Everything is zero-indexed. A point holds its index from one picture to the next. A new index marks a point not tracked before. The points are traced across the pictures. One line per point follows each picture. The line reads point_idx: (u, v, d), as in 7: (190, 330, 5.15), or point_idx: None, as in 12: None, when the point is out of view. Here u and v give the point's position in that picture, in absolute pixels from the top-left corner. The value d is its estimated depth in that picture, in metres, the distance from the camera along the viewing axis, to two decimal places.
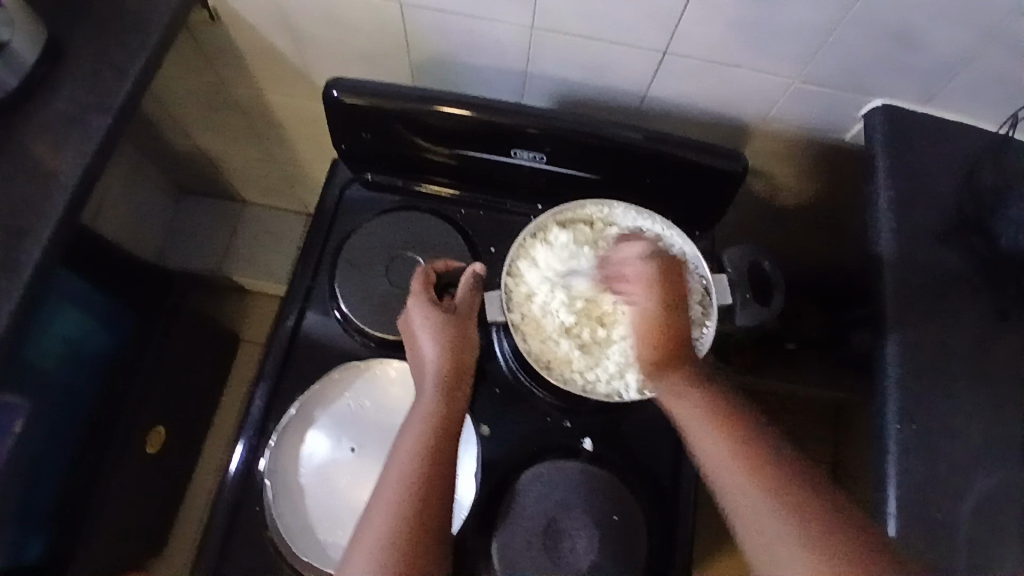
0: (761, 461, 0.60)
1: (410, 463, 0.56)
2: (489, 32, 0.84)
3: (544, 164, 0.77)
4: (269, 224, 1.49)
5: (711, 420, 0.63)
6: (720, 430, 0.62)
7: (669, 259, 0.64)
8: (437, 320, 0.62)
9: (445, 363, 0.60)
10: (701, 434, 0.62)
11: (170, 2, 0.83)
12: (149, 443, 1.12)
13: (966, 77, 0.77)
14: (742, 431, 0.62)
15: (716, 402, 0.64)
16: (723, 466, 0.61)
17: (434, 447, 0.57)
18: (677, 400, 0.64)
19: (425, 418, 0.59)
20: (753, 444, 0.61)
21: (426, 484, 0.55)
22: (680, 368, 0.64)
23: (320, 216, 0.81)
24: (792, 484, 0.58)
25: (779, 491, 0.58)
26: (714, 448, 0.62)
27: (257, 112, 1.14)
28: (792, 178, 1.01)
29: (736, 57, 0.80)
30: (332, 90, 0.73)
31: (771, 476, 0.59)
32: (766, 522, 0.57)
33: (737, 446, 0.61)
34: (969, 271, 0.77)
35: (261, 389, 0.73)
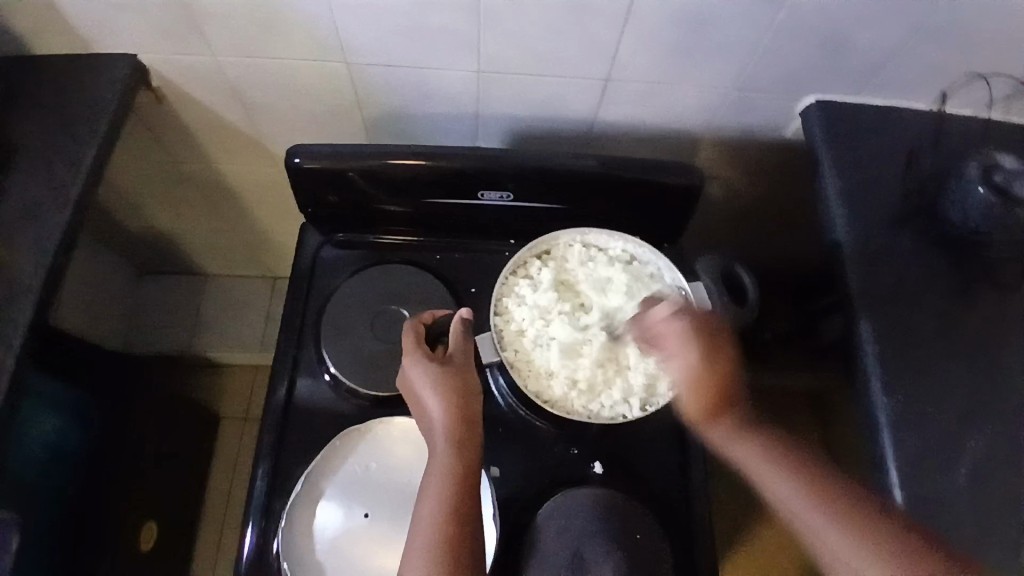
0: (804, 473, 0.62)
1: (433, 530, 0.55)
2: (439, 81, 0.87)
3: (512, 202, 0.79)
4: (234, 295, 1.45)
5: (753, 442, 0.64)
6: (764, 451, 0.64)
7: (704, 316, 0.64)
8: (437, 375, 0.61)
9: (451, 417, 0.60)
10: (768, 472, 0.63)
11: (116, 90, 0.83)
12: (141, 540, 1.08)
13: (889, 66, 0.82)
14: (783, 447, 0.64)
15: (768, 429, 0.65)
16: (778, 483, 0.62)
17: (455, 508, 0.56)
18: (726, 442, 0.65)
19: (442, 477, 0.57)
20: (797, 459, 0.63)
21: (454, 550, 0.54)
22: (730, 411, 0.65)
23: (297, 283, 0.81)
24: (833, 488, 0.61)
25: (828, 497, 0.60)
26: (763, 466, 0.63)
27: (214, 185, 1.13)
28: (744, 180, 1.05)
29: (676, 76, 0.84)
30: (294, 157, 0.74)
31: (815, 482, 0.61)
32: (823, 531, 0.59)
33: (785, 464, 0.63)
34: (924, 245, 0.81)
35: (262, 467, 0.71)
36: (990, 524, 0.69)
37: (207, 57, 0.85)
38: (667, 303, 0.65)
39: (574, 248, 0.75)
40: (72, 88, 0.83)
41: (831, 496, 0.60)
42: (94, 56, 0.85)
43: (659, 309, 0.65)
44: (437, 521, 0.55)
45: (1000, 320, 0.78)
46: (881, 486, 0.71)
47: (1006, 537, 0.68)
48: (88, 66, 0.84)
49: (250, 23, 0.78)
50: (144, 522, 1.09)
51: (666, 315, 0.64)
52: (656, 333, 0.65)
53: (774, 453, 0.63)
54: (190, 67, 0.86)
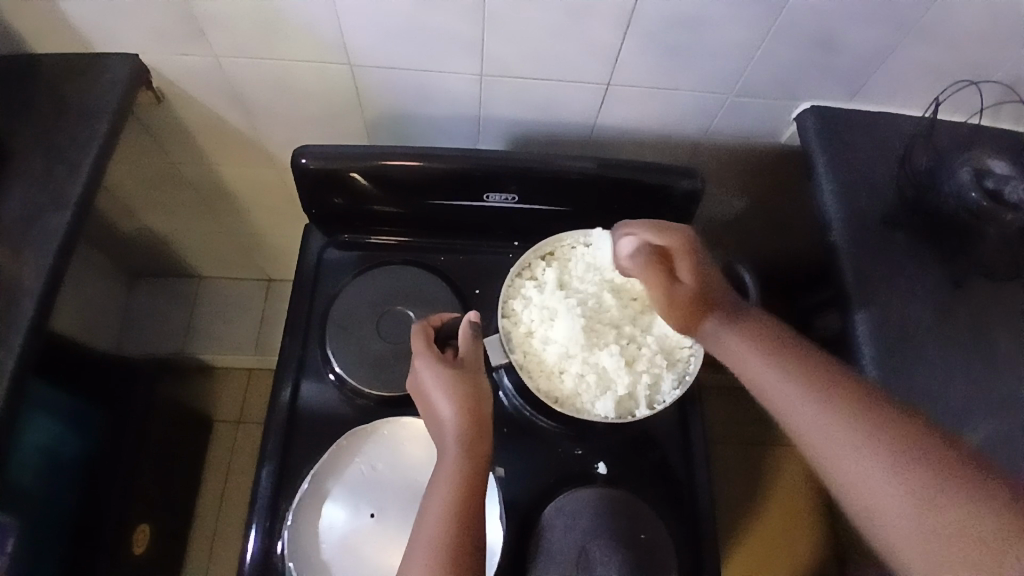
0: (823, 378, 0.58)
1: (440, 526, 0.55)
2: (442, 83, 0.87)
3: (516, 204, 0.80)
4: (229, 296, 1.47)
5: (767, 358, 0.61)
6: (794, 375, 0.59)
7: (664, 234, 0.69)
8: (449, 377, 0.62)
9: (463, 418, 0.60)
10: (763, 368, 0.61)
11: (117, 90, 0.83)
12: (134, 542, 1.08)
13: (882, 73, 0.84)
14: (804, 361, 0.60)
15: (790, 348, 0.62)
16: (787, 399, 0.58)
17: (463, 506, 0.56)
18: (722, 339, 0.65)
19: (452, 475, 0.57)
20: (819, 374, 0.58)
21: (460, 546, 0.54)
22: (716, 311, 0.66)
23: (301, 284, 0.81)
24: (853, 396, 0.56)
25: (847, 404, 0.55)
26: (774, 378, 0.60)
27: (211, 186, 1.13)
28: (740, 183, 1.07)
29: (676, 80, 0.86)
30: (300, 158, 0.74)
31: (832, 392, 0.56)
32: (832, 449, 0.54)
33: (804, 378, 0.58)
34: (918, 246, 0.83)
35: (266, 469, 0.71)
36: None
37: (208, 57, 0.84)
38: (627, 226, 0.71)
39: (580, 250, 0.76)
40: (73, 89, 0.82)
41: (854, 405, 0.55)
42: (94, 56, 0.84)
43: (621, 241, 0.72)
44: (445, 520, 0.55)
45: (992, 318, 0.80)
46: None
47: None
48: (89, 66, 0.84)
49: (252, 23, 0.78)
50: (137, 524, 1.09)
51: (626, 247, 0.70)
52: (627, 270, 0.71)
53: (796, 371, 0.59)
54: (191, 67, 0.86)
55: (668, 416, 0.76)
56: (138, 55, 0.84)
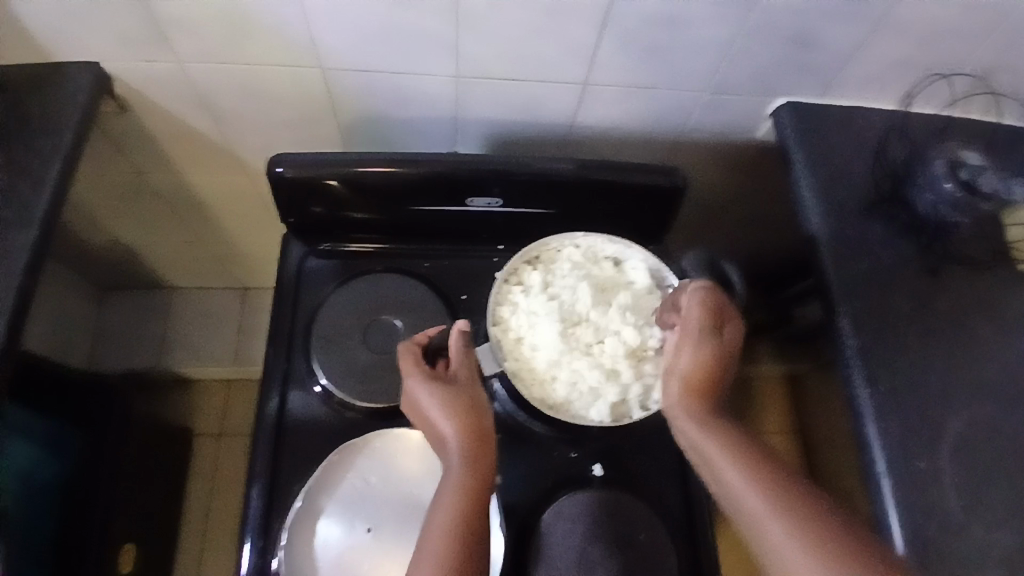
0: (775, 493, 0.55)
1: (443, 547, 0.53)
2: (418, 86, 0.86)
3: (500, 208, 0.79)
4: (203, 306, 1.41)
5: (739, 460, 0.58)
6: (732, 453, 0.58)
7: (724, 302, 0.64)
8: (443, 395, 0.60)
9: (461, 434, 0.58)
10: (708, 442, 0.60)
11: (80, 100, 0.79)
12: (119, 563, 1.05)
13: (855, 67, 0.85)
14: (772, 471, 0.57)
15: (761, 451, 0.59)
16: (754, 506, 0.55)
17: (466, 524, 0.55)
18: (695, 434, 0.61)
19: (454, 492, 0.56)
20: (790, 495, 0.55)
21: (464, 566, 0.53)
22: (712, 400, 0.62)
23: (281, 295, 0.79)
24: (822, 524, 0.53)
25: (818, 534, 0.53)
26: (746, 492, 0.56)
27: (183, 197, 1.09)
28: (718, 178, 1.07)
29: (653, 78, 0.86)
30: (277, 166, 0.72)
31: (805, 520, 0.54)
32: (792, 557, 0.52)
33: (783, 500, 0.55)
34: (895, 236, 0.85)
35: (256, 487, 0.69)
36: (972, 498, 0.72)
37: (175, 64, 0.81)
38: (702, 282, 0.65)
39: (564, 253, 0.75)
40: (33, 100, 0.79)
41: (810, 517, 0.54)
42: (55, 65, 0.81)
43: (690, 288, 0.66)
44: (449, 541, 0.54)
45: (968, 304, 0.82)
46: (867, 469, 0.75)
47: (988, 512, 0.72)
48: (50, 75, 0.80)
49: (220, 28, 0.76)
50: (123, 544, 1.06)
51: (691, 297, 0.65)
52: (676, 308, 0.67)
53: (768, 488, 0.56)
54: (158, 75, 0.83)
55: (660, 414, 0.76)
56: (100, 63, 0.81)
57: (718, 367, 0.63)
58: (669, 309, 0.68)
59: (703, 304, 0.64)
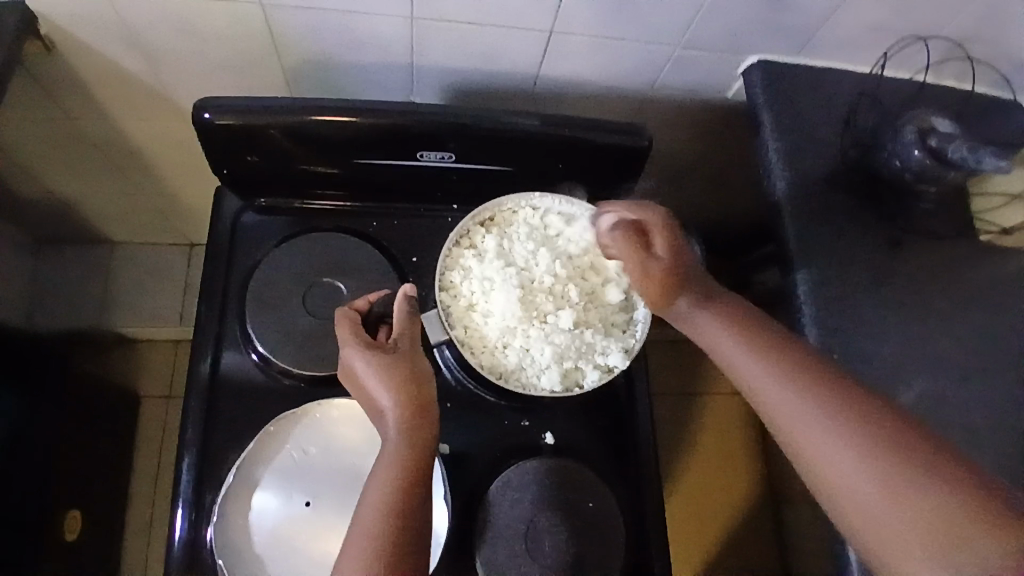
0: (793, 370, 0.56)
1: (377, 520, 0.51)
2: (369, 27, 0.79)
3: (454, 164, 0.74)
4: (144, 261, 1.33)
5: (750, 347, 0.58)
6: (744, 340, 0.59)
7: (648, 214, 0.65)
8: (381, 361, 0.57)
9: (400, 402, 0.55)
10: (720, 338, 0.60)
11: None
12: (67, 530, 1.02)
13: (831, 27, 0.82)
14: (783, 350, 0.57)
15: (772, 337, 0.59)
16: (771, 388, 0.56)
17: (402, 496, 0.52)
18: (703, 328, 0.61)
19: (389, 462, 0.53)
20: (806, 373, 0.56)
21: (399, 538, 0.50)
22: (690, 302, 0.62)
23: (216, 253, 0.74)
24: (838, 396, 0.54)
25: (838, 406, 0.53)
26: (761, 378, 0.57)
27: (115, 147, 1.01)
28: (687, 141, 1.04)
29: (623, 30, 0.80)
30: (204, 112, 0.66)
31: (822, 392, 0.54)
32: (814, 434, 0.53)
33: (797, 377, 0.56)
34: (860, 205, 0.83)
35: (187, 459, 0.66)
36: None
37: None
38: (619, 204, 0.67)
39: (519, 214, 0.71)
40: None
41: (826, 390, 0.55)
42: None
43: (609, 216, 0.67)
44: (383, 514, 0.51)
45: (927, 276, 0.81)
46: None
47: None
48: None
49: None
50: (67, 511, 1.02)
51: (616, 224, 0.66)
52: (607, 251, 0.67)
53: (788, 370, 0.56)
54: (84, 13, 0.75)
55: (615, 384, 0.74)
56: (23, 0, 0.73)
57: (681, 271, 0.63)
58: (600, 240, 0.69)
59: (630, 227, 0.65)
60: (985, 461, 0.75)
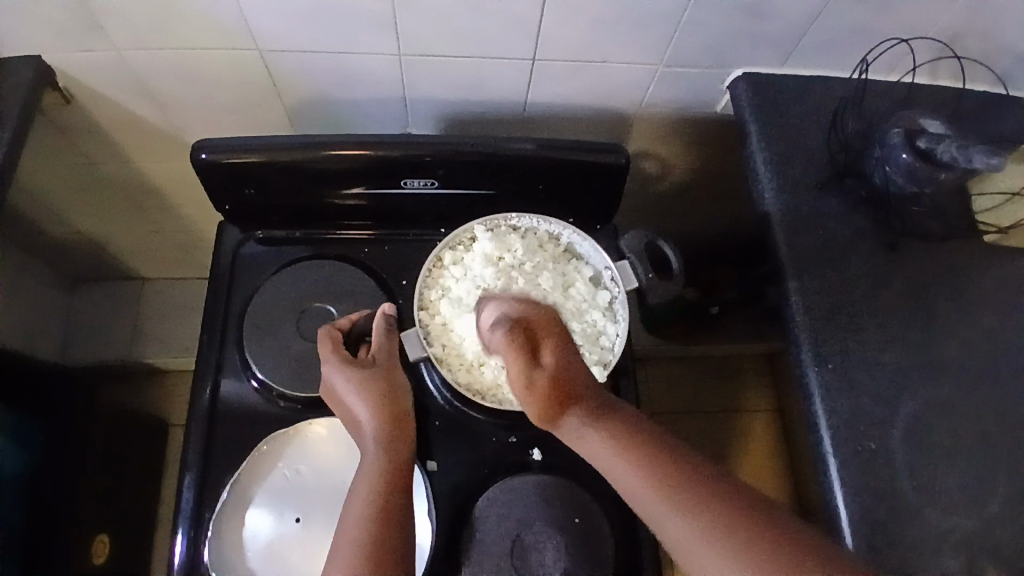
0: (674, 486, 0.53)
1: (358, 521, 0.54)
2: (360, 66, 0.83)
3: (438, 189, 0.77)
4: (172, 297, 1.37)
5: (620, 453, 0.56)
6: (629, 454, 0.56)
7: (538, 308, 0.62)
8: (363, 375, 0.64)
9: (381, 412, 0.62)
10: (605, 455, 0.57)
11: (20, 93, 0.79)
12: (94, 553, 1.04)
13: (811, 36, 0.82)
14: (653, 452, 0.56)
15: (642, 436, 0.57)
16: (648, 500, 0.53)
17: (387, 496, 0.56)
18: (580, 432, 0.58)
19: (374, 465, 0.59)
20: (673, 475, 0.54)
21: (378, 536, 0.53)
22: (575, 399, 0.59)
23: (218, 284, 0.78)
24: (705, 495, 0.52)
25: (700, 509, 0.51)
26: (632, 482, 0.55)
27: (138, 188, 1.08)
28: (683, 156, 1.05)
29: (604, 52, 0.83)
30: (200, 152, 0.70)
31: (688, 497, 0.52)
32: (685, 538, 0.51)
33: (681, 494, 0.52)
34: (852, 211, 0.82)
35: (188, 477, 0.69)
36: (923, 477, 0.71)
37: (114, 53, 0.80)
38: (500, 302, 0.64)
39: (487, 232, 0.73)
40: None
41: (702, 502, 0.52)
42: None
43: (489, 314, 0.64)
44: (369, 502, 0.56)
45: (928, 279, 0.80)
46: (816, 450, 0.73)
47: (937, 489, 0.71)
48: None
49: (147, 12, 0.73)
50: (95, 535, 1.05)
51: (492, 320, 0.62)
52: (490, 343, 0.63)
53: (639, 462, 0.55)
54: (98, 66, 0.81)
55: None
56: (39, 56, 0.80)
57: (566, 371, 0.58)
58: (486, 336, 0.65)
59: (503, 320, 0.61)
60: (998, 471, 0.72)
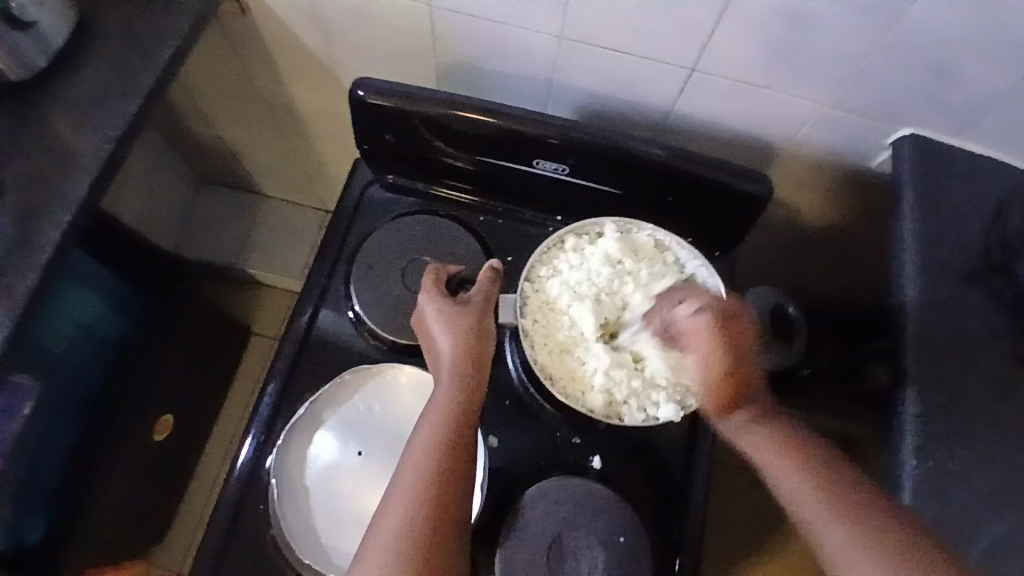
0: (834, 492, 0.61)
1: (422, 458, 0.58)
2: (521, 40, 0.84)
3: (567, 176, 0.77)
4: (283, 218, 1.46)
5: (789, 459, 0.63)
6: (797, 463, 0.63)
7: (733, 316, 0.62)
8: (452, 315, 0.66)
9: (459, 351, 0.64)
10: (773, 459, 0.64)
11: None
12: (156, 431, 1.10)
13: (997, 112, 0.76)
14: (822, 465, 0.63)
15: (807, 445, 0.64)
16: (807, 504, 0.61)
17: (450, 438, 0.60)
18: (740, 432, 0.66)
19: (441, 402, 0.62)
20: (830, 486, 0.61)
21: (447, 459, 0.58)
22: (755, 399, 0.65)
23: (340, 216, 0.82)
24: (868, 506, 0.59)
25: (859, 514, 0.59)
26: (794, 487, 0.62)
27: (282, 109, 1.14)
28: (814, 205, 1.00)
29: (769, 79, 0.79)
30: (359, 90, 0.73)
31: (848, 507, 0.59)
32: (841, 544, 0.58)
33: (841, 507, 0.59)
34: (993, 309, 0.76)
35: (272, 386, 0.73)
36: None
37: None
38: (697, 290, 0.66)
39: (616, 232, 0.73)
40: None
41: (861, 512, 0.59)
42: None
43: (681, 304, 0.65)
44: (431, 444, 0.59)
45: None
46: None
47: None
48: None
49: None
50: (163, 414, 1.11)
51: (687, 311, 0.64)
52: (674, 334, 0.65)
53: (806, 468, 0.63)
54: None
55: (678, 428, 0.73)
56: None
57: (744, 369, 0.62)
58: (661, 329, 0.67)
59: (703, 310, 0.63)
60: None
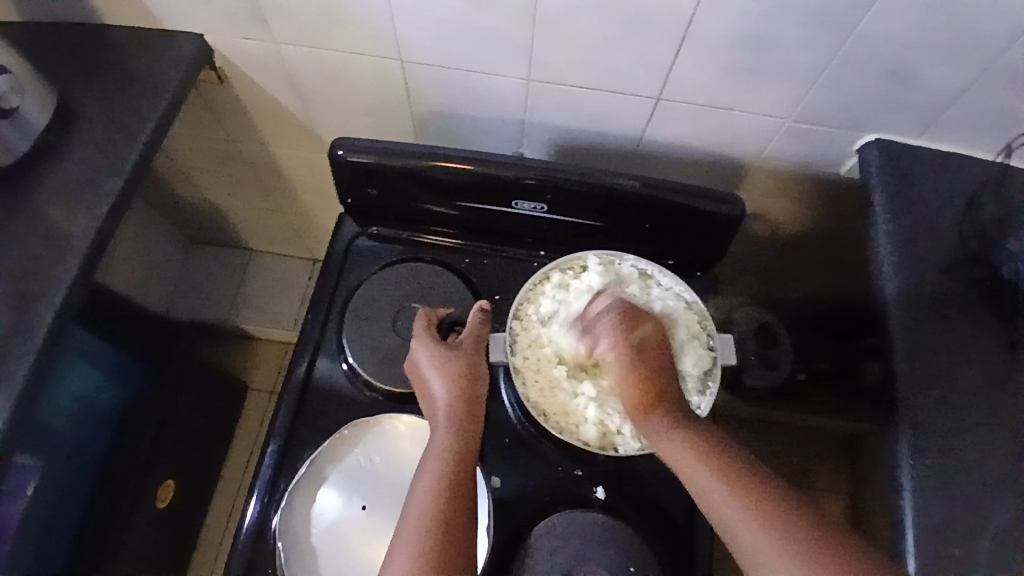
0: (759, 496, 0.57)
1: (428, 507, 0.58)
2: (491, 84, 0.86)
3: (545, 214, 0.78)
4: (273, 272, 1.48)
5: (705, 462, 0.60)
6: (712, 466, 0.59)
7: (639, 312, 0.66)
8: (446, 360, 0.67)
9: (454, 397, 0.65)
10: (696, 469, 0.60)
11: (179, 67, 0.87)
12: (158, 498, 1.10)
13: (956, 109, 0.79)
14: (746, 471, 0.59)
15: (722, 449, 0.61)
16: (727, 507, 0.57)
17: (451, 485, 0.60)
18: (665, 439, 0.62)
19: (441, 450, 0.62)
20: (752, 492, 0.57)
21: (450, 508, 0.59)
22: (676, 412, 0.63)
23: (328, 269, 0.83)
24: (792, 509, 0.56)
25: (773, 518, 0.55)
26: (715, 490, 0.58)
27: (264, 167, 1.16)
28: (790, 214, 1.02)
29: (733, 100, 0.82)
30: (338, 149, 0.75)
31: (776, 515, 0.56)
32: (756, 545, 0.55)
33: (753, 501, 0.57)
34: (975, 303, 0.77)
35: (272, 446, 0.74)
36: None
37: (270, 43, 0.87)
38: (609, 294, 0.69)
39: (600, 265, 0.74)
40: (139, 61, 0.87)
41: (773, 512, 0.56)
42: (163, 33, 0.89)
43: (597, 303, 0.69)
44: (433, 493, 0.59)
45: None
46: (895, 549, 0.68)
47: None
48: (155, 41, 0.88)
49: (308, 14, 0.80)
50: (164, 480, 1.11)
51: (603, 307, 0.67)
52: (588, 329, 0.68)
53: (715, 466, 0.59)
54: (254, 53, 0.89)
55: None
56: (200, 35, 0.88)
57: (650, 372, 0.63)
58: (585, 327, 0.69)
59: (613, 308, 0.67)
60: None
